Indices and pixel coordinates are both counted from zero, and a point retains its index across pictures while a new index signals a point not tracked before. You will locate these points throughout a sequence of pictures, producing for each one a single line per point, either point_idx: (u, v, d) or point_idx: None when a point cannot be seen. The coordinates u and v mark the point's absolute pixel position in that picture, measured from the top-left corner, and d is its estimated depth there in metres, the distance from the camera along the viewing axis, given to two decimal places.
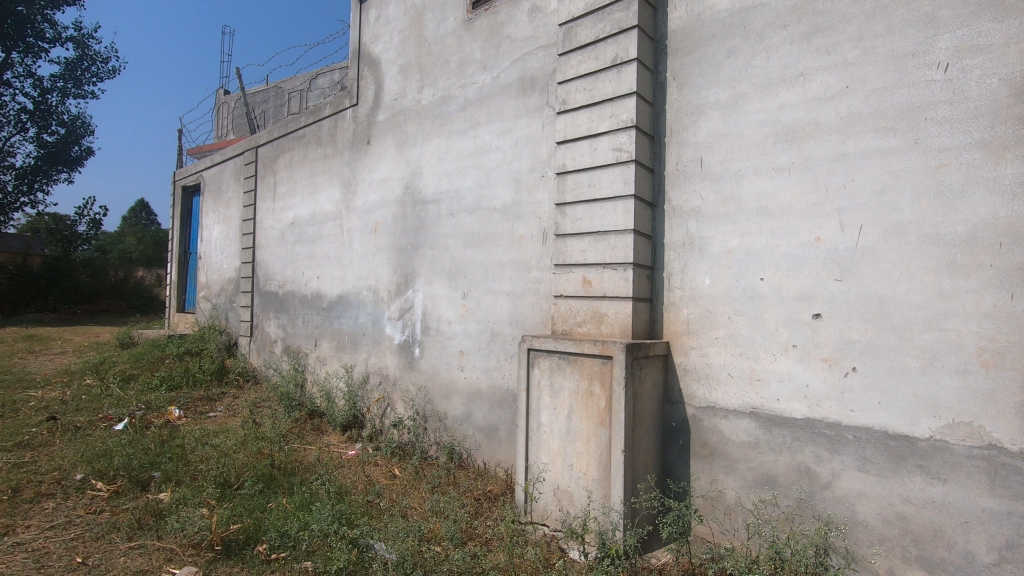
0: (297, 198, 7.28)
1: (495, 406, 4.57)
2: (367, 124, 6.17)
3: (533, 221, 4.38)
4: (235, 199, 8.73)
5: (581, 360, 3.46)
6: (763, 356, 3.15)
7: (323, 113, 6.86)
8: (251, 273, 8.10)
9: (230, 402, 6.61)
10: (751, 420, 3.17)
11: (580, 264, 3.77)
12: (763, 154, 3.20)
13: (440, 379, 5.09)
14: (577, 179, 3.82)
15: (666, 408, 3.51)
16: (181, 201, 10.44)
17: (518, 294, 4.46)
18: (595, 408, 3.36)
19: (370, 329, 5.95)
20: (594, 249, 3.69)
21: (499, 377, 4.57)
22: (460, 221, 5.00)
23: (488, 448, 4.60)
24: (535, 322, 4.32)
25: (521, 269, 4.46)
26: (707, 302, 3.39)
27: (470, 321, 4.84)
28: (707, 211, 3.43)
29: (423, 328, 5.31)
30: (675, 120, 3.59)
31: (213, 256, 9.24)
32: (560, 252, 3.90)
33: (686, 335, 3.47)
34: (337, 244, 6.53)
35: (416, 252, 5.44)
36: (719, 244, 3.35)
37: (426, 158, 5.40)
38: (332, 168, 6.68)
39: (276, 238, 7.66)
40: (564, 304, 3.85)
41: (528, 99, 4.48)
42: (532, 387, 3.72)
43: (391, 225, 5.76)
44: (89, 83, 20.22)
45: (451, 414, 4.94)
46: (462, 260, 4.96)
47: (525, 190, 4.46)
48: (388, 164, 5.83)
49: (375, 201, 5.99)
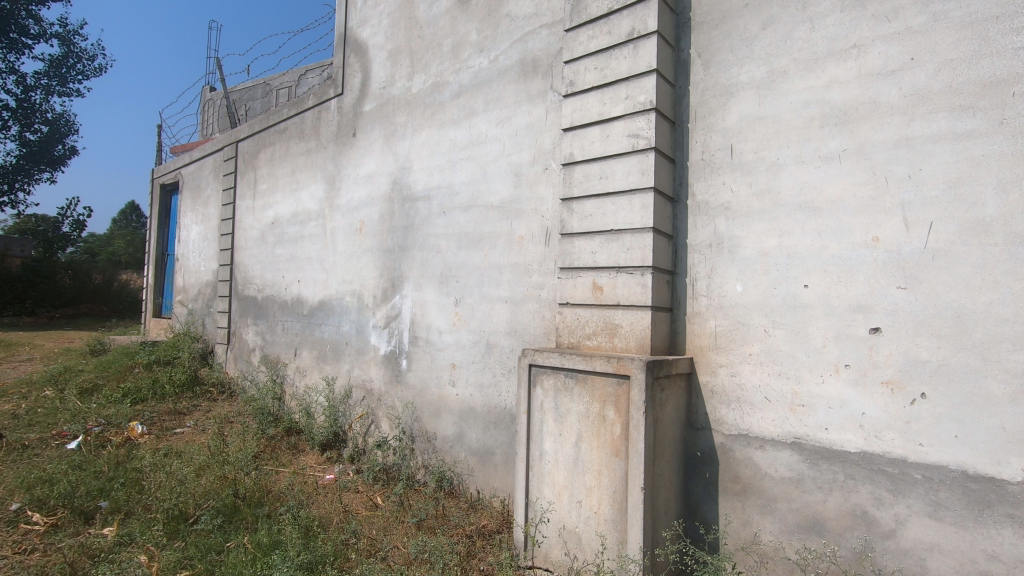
0: (278, 196, 6.76)
1: (491, 427, 4.07)
2: (353, 115, 5.68)
3: (534, 219, 3.91)
4: (214, 197, 8.20)
5: (592, 379, 2.97)
6: (807, 377, 2.68)
7: (306, 105, 6.37)
8: (229, 276, 7.56)
9: (201, 415, 6.07)
10: (794, 453, 2.69)
11: (589, 268, 3.28)
12: (808, 140, 2.74)
13: (429, 395, 4.59)
14: (586, 170, 3.34)
15: (689, 436, 3.03)
16: (160, 200, 9.90)
17: (517, 301, 3.97)
18: (608, 436, 2.87)
19: (354, 338, 5.44)
20: (605, 251, 3.20)
21: (495, 395, 4.08)
22: (453, 221, 4.51)
23: (482, 474, 4.10)
24: (536, 333, 3.84)
25: (520, 272, 3.97)
26: (739, 313, 2.92)
27: (462, 331, 4.35)
28: (738, 206, 2.95)
29: (412, 338, 4.81)
30: (700, 103, 3.13)
31: (190, 258, 8.69)
32: (565, 254, 3.41)
33: (714, 350, 3.00)
34: (319, 245, 6.02)
35: (404, 254, 4.94)
36: (752, 246, 2.89)
37: (417, 151, 4.91)
38: (316, 164, 6.18)
39: (256, 239, 7.14)
40: (571, 313, 3.36)
41: (530, 83, 4.01)
42: (534, 408, 3.22)
43: (377, 224, 5.26)
44: (75, 80, 19.61)
45: (442, 434, 4.43)
46: (455, 263, 4.46)
47: (525, 185, 3.98)
48: (376, 158, 5.35)
49: (360, 198, 5.49)
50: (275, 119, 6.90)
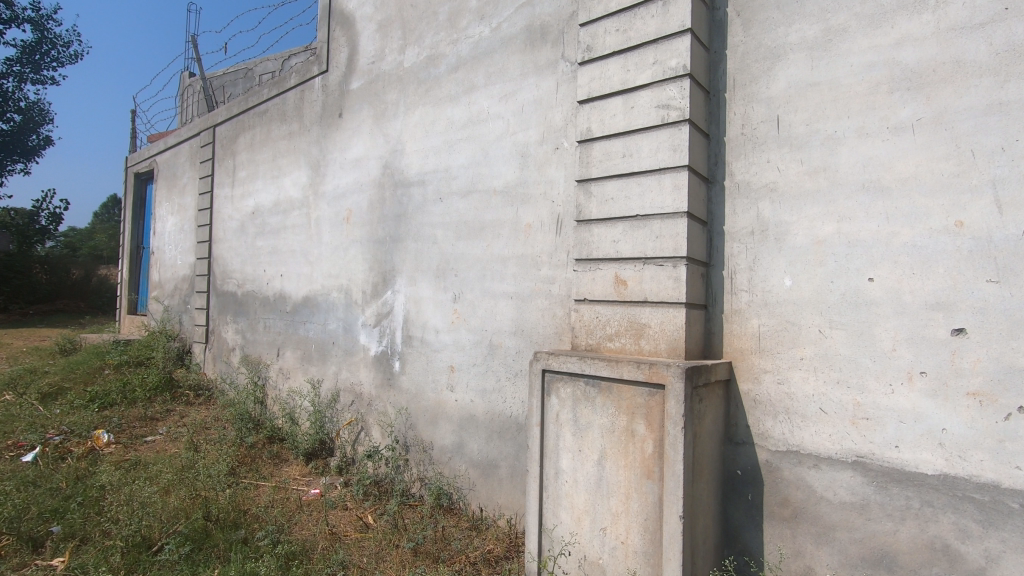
0: (258, 184, 6.27)
1: (495, 437, 3.67)
2: (339, 94, 5.21)
3: (544, 205, 3.48)
4: (190, 185, 7.67)
5: (617, 387, 2.56)
6: (872, 386, 2.30)
7: (288, 85, 5.87)
8: (207, 270, 7.06)
9: (175, 422, 5.59)
10: (856, 474, 2.31)
11: (610, 259, 2.87)
12: (873, 109, 2.34)
13: (425, 401, 4.17)
14: (606, 147, 2.92)
15: (728, 452, 2.65)
16: (135, 190, 9.33)
17: (524, 297, 3.56)
18: (637, 455, 2.47)
19: (341, 337, 4.99)
20: (630, 240, 2.79)
21: (500, 401, 3.67)
22: (451, 208, 4.08)
23: (485, 489, 3.70)
24: (546, 333, 3.42)
25: (527, 265, 3.55)
26: (787, 311, 2.53)
27: (462, 330, 3.93)
28: (786, 187, 2.55)
29: (405, 338, 4.37)
30: (739, 69, 2.72)
31: (166, 252, 8.16)
32: (581, 243, 3.00)
33: (757, 354, 2.60)
34: (303, 236, 5.55)
35: (396, 245, 4.50)
36: (804, 233, 2.49)
37: (409, 131, 4.46)
38: (298, 148, 5.70)
39: (235, 230, 6.64)
40: (589, 311, 2.95)
41: (538, 53, 3.58)
42: (548, 420, 2.81)
43: (367, 213, 4.81)
44: (50, 68, 18.79)
45: (439, 444, 4.02)
46: (453, 255, 4.03)
47: (533, 167, 3.56)
48: (364, 141, 4.89)
49: (348, 185, 5.03)
50: (255, 100, 6.40)
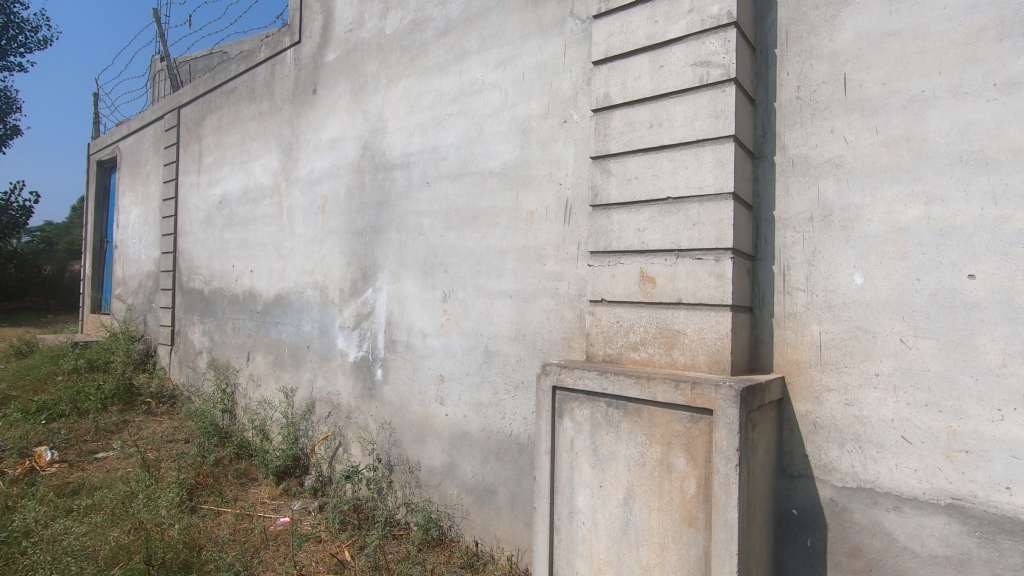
0: (225, 170, 5.67)
1: (491, 459, 3.17)
2: (312, 68, 4.63)
3: (548, 188, 2.97)
4: (154, 173, 7.03)
5: (648, 411, 2.06)
6: (973, 411, 1.83)
7: (257, 59, 5.27)
8: (172, 266, 6.45)
9: (131, 435, 5.01)
10: (952, 522, 1.85)
11: (634, 251, 2.37)
12: (975, 61, 1.86)
13: (410, 414, 3.65)
14: (629, 116, 2.41)
15: (781, 487, 2.17)
16: (97, 179, 8.64)
17: (526, 297, 3.05)
18: (675, 497, 1.98)
19: (316, 341, 4.45)
20: (660, 228, 2.29)
21: (497, 417, 3.17)
22: (439, 194, 3.54)
23: (481, 519, 3.20)
24: (552, 338, 2.93)
25: (529, 259, 3.04)
26: (857, 315, 2.04)
27: (453, 334, 3.42)
28: (857, 162, 2.07)
29: (388, 343, 3.84)
30: (794, 19, 2.22)
31: (129, 245, 7.52)
32: (598, 233, 2.49)
33: (817, 368, 2.12)
34: (274, 228, 4.98)
35: (377, 237, 3.96)
36: (879, 219, 2.01)
37: (392, 107, 3.91)
38: (268, 129, 5.11)
39: (201, 222, 6.04)
40: (607, 314, 2.45)
41: (541, 10, 3.06)
42: (560, 448, 2.31)
43: (344, 201, 4.26)
44: (17, 53, 17.84)
45: (428, 465, 3.51)
46: (442, 247, 3.51)
47: (536, 145, 3.04)
48: (341, 119, 4.32)
49: (323, 169, 4.47)
50: (222, 77, 5.79)
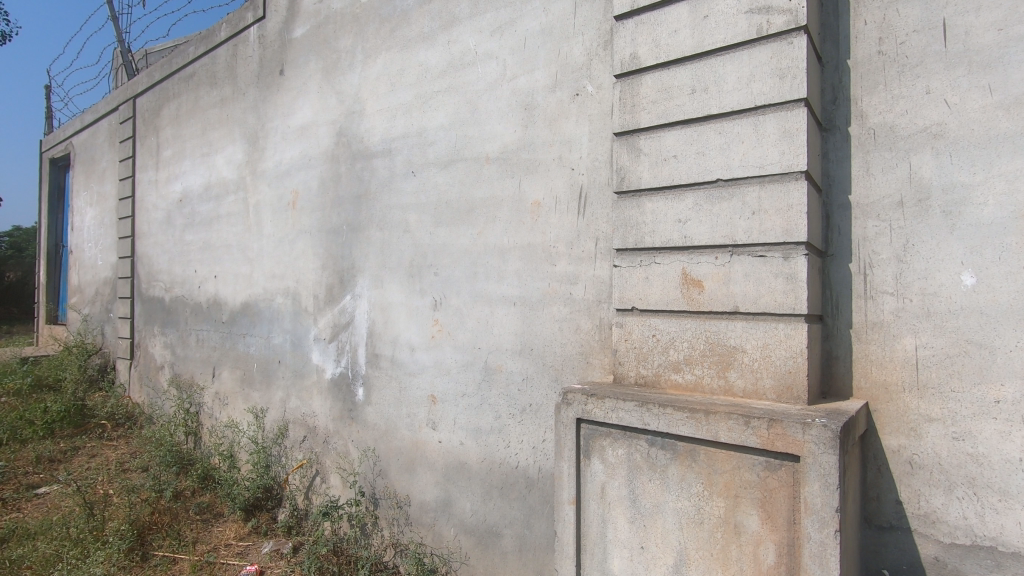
0: (185, 163, 5.10)
1: (495, 495, 2.69)
2: (278, 45, 4.09)
3: (559, 175, 2.50)
4: (109, 169, 6.39)
5: (706, 453, 1.60)
6: None
7: (216, 38, 4.70)
8: (130, 271, 5.85)
9: (80, 465, 4.43)
10: None
11: (674, 248, 1.90)
12: None
13: (398, 441, 3.16)
14: (663, 81, 1.94)
15: (866, 541, 1.74)
16: (50, 178, 7.93)
17: (533, 304, 2.58)
18: (746, 567, 1.53)
19: (288, 355, 3.93)
20: (708, 219, 1.83)
21: (500, 446, 2.69)
22: (427, 184, 3.04)
23: (483, 566, 2.72)
24: (567, 353, 2.46)
25: (536, 260, 2.57)
26: (968, 325, 1.61)
27: (445, 347, 2.93)
28: (963, 131, 1.62)
29: (370, 358, 3.34)
30: None
31: (84, 250, 6.86)
32: (626, 226, 2.01)
33: (913, 392, 1.68)
34: (239, 228, 4.43)
35: (355, 236, 3.45)
36: (996, 202, 1.58)
37: (369, 86, 3.40)
38: (230, 116, 4.55)
39: (160, 223, 5.44)
40: (640, 326, 1.98)
41: None
42: (588, 497, 1.84)
43: (317, 196, 3.74)
44: None
45: (419, 500, 3.03)
46: (430, 246, 3.02)
47: (542, 124, 2.57)
48: (312, 103, 3.80)
49: (292, 160, 3.94)
50: (180, 61, 5.20)
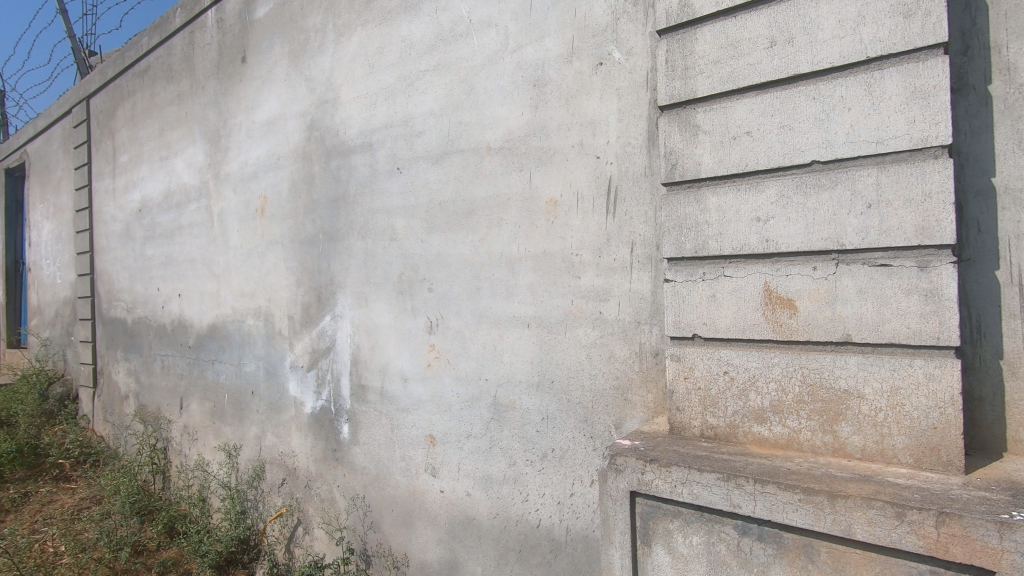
0: (142, 168, 4.54)
1: (512, 560, 2.21)
2: (239, 29, 3.55)
3: (580, 168, 2.01)
4: (65, 178, 5.81)
5: (830, 552, 1.14)
6: None
7: (170, 26, 4.14)
8: (90, 290, 5.29)
9: (30, 515, 3.88)
10: None
11: (751, 256, 1.42)
12: None
13: (391, 488, 2.66)
14: (727, 34, 1.45)
15: None
16: (6, 190, 7.30)
17: (552, 327, 2.09)
18: None
19: (262, 385, 3.41)
20: (800, 216, 1.35)
21: (516, 502, 2.20)
22: (416, 182, 2.54)
23: None
24: (598, 387, 1.98)
25: (555, 272, 2.08)
26: None
27: (445, 378, 2.44)
28: None
29: (355, 390, 2.84)
30: None
31: (42, 267, 6.27)
32: (681, 227, 1.52)
33: None
34: (203, 240, 3.90)
35: (333, 246, 2.94)
36: None
37: (344, 70, 2.88)
38: (188, 114, 4.01)
39: (119, 235, 4.89)
40: (704, 360, 1.49)
41: None
42: None
43: (287, 200, 3.22)
44: None
45: (419, 561, 2.54)
46: (422, 257, 2.52)
47: (556, 104, 2.08)
48: (278, 93, 3.27)
49: (258, 160, 3.41)
50: (132, 54, 4.64)
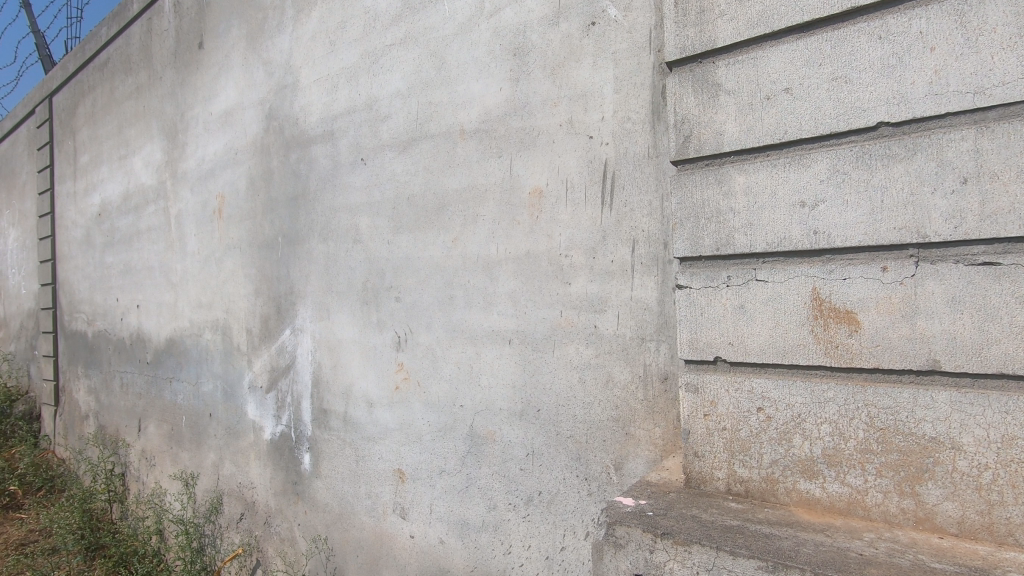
0: (101, 169, 4.20)
1: None
2: (196, 12, 3.22)
3: (569, 151, 1.66)
4: (30, 182, 5.47)
5: None
6: None
7: (128, 13, 3.81)
8: (52, 301, 4.92)
9: None
10: None
11: (794, 253, 1.06)
12: None
13: (356, 531, 2.29)
14: None
15: None
16: None
17: (537, 343, 1.73)
18: None
19: (220, 407, 3.05)
20: (864, 199, 0.99)
21: (497, 554, 1.82)
22: (381, 175, 2.19)
23: None
24: (593, 418, 1.61)
25: (540, 277, 1.72)
26: None
27: (414, 403, 2.07)
28: None
29: (317, 415, 2.47)
30: None
31: (7, 278, 5.90)
32: (698, 216, 1.16)
33: None
34: (161, 245, 3.54)
35: (292, 250, 2.58)
36: None
37: (303, 50, 2.54)
38: (147, 108, 3.66)
39: (80, 242, 4.53)
40: (730, 392, 1.12)
41: None
42: None
43: (245, 199, 2.87)
44: None
45: None
46: (389, 262, 2.16)
47: (540, 75, 1.72)
48: (235, 80, 2.93)
49: (215, 155, 3.06)
50: (91, 47, 4.31)
